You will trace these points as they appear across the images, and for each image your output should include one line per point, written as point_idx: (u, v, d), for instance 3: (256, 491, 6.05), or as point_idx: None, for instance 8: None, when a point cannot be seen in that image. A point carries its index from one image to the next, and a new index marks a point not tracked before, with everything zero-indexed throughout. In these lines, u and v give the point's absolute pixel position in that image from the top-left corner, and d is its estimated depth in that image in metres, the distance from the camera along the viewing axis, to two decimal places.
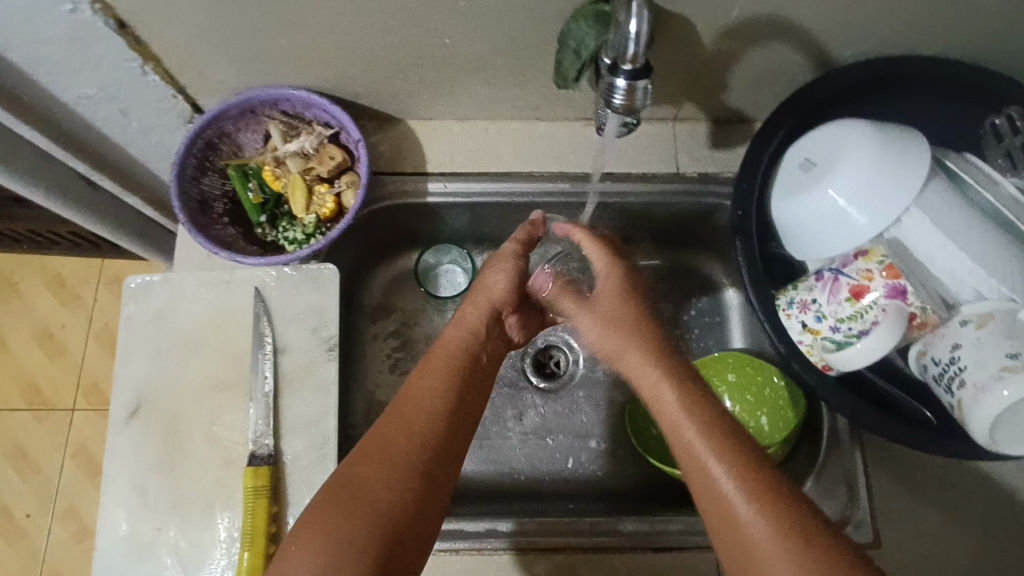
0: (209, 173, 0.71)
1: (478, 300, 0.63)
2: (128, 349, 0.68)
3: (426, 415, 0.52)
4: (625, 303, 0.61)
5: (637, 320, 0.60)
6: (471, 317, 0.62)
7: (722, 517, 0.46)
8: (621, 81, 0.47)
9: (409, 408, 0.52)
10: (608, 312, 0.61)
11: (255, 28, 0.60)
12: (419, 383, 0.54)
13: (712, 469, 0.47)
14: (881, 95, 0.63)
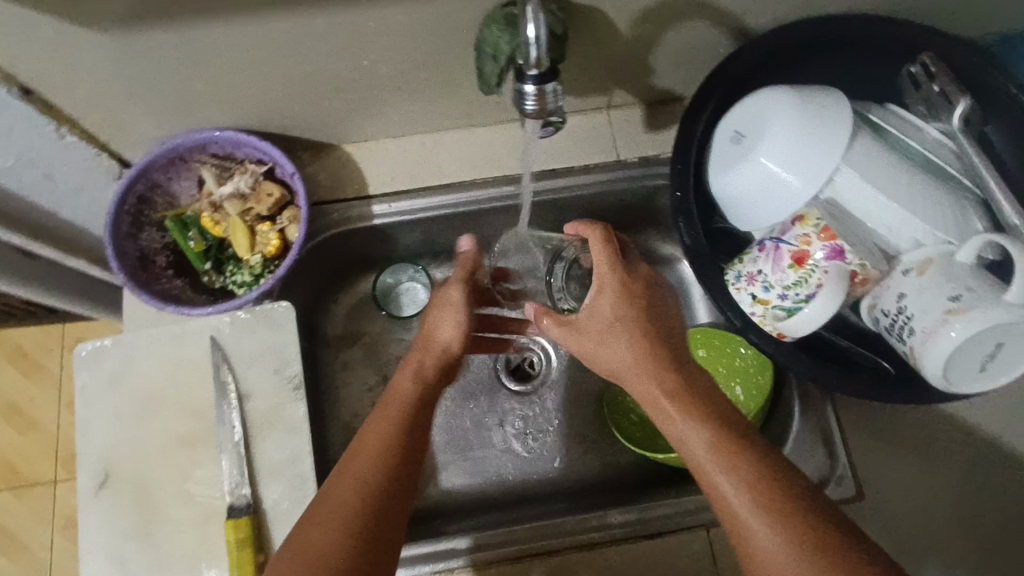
0: (147, 227, 0.69)
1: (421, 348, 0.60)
2: (88, 419, 0.66)
3: (379, 462, 0.52)
4: (625, 317, 0.57)
5: (638, 334, 0.57)
6: (426, 367, 0.59)
7: (725, 516, 0.48)
8: (530, 87, 0.46)
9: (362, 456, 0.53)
10: (603, 327, 0.58)
11: (166, 76, 0.59)
12: (364, 438, 0.54)
13: (715, 478, 0.49)
14: (801, 59, 0.64)
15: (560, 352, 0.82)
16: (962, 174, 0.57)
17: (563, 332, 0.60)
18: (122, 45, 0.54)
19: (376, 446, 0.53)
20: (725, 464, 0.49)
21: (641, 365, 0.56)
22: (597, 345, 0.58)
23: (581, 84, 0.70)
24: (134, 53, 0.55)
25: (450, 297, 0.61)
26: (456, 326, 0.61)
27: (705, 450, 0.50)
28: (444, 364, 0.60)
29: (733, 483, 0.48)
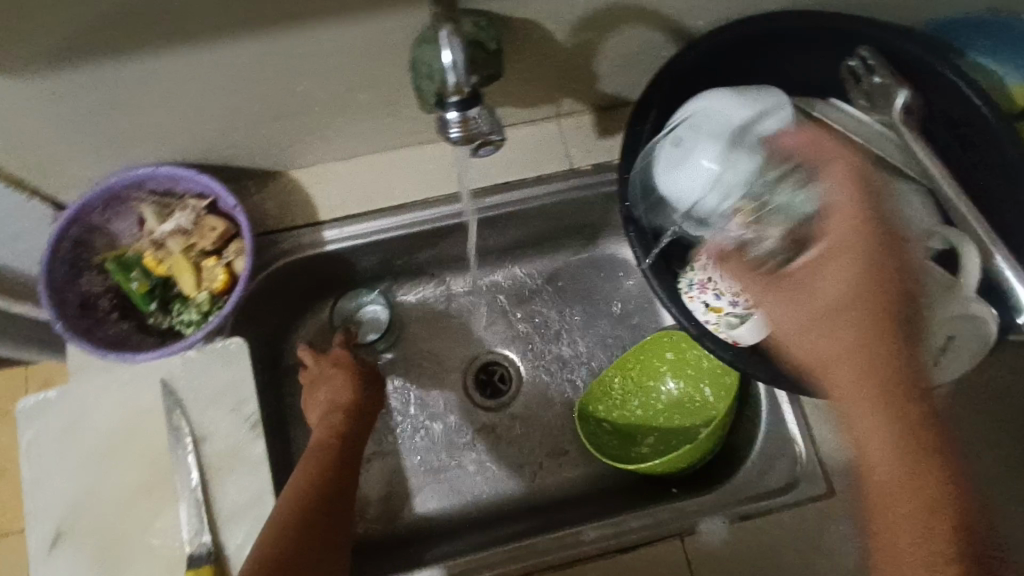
0: (86, 272, 0.67)
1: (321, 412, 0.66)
2: (37, 475, 0.63)
3: (318, 472, 0.58)
4: (873, 297, 0.43)
5: (870, 319, 0.43)
6: (331, 420, 0.64)
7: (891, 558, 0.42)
8: (453, 114, 0.46)
9: (307, 465, 0.59)
10: (826, 309, 0.44)
11: (91, 116, 0.57)
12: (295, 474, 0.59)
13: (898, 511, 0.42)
14: (742, 58, 0.63)
15: (529, 365, 0.81)
16: (906, 162, 0.57)
17: (778, 302, 0.47)
18: (38, 87, 0.52)
19: (317, 462, 0.60)
20: (914, 510, 0.41)
21: (852, 366, 0.43)
22: (802, 330, 0.46)
23: (527, 95, 0.69)
24: (53, 94, 0.53)
25: (334, 357, 0.70)
26: (335, 383, 0.67)
27: (902, 475, 0.42)
28: (344, 411, 0.65)
29: (920, 536, 0.41)
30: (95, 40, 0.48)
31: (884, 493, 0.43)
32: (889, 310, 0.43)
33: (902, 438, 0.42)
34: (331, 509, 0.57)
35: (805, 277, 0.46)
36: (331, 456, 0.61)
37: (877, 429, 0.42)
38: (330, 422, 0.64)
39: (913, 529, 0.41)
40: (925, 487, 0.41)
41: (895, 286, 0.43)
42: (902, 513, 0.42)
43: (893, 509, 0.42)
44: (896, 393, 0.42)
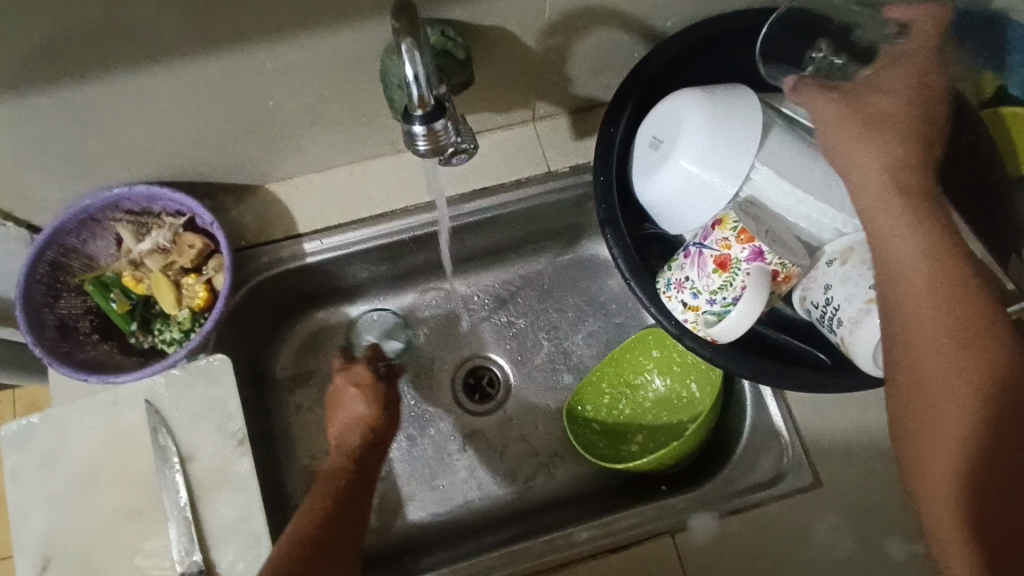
0: (64, 294, 0.66)
1: (344, 435, 0.62)
2: (21, 503, 0.63)
3: (317, 518, 0.55)
4: (895, 135, 0.45)
5: (913, 131, 0.45)
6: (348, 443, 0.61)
7: (918, 401, 0.42)
8: (418, 127, 0.45)
9: (299, 516, 0.55)
10: (901, 114, 0.46)
11: (61, 138, 0.56)
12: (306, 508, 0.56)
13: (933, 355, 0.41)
14: (711, 55, 0.64)
15: (516, 367, 0.81)
16: None
17: (829, 106, 0.47)
18: (5, 111, 0.51)
19: (314, 507, 0.56)
20: (963, 373, 0.40)
21: (896, 182, 0.44)
22: (872, 134, 0.45)
23: (501, 100, 0.69)
24: (18, 118, 0.53)
25: (363, 376, 0.65)
26: (360, 402, 0.63)
27: (942, 315, 0.41)
28: (364, 438, 0.62)
29: (957, 394, 0.40)
30: (59, 62, 0.48)
31: (907, 370, 0.42)
32: (930, 129, 0.46)
33: (964, 324, 0.41)
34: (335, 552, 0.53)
35: (866, 94, 0.47)
36: (331, 497, 0.57)
37: (905, 260, 0.43)
38: (347, 449, 0.61)
39: (956, 388, 0.40)
40: (971, 348, 0.40)
41: (929, 118, 0.46)
42: (932, 378, 0.41)
43: (925, 377, 0.41)
44: (932, 224, 0.43)
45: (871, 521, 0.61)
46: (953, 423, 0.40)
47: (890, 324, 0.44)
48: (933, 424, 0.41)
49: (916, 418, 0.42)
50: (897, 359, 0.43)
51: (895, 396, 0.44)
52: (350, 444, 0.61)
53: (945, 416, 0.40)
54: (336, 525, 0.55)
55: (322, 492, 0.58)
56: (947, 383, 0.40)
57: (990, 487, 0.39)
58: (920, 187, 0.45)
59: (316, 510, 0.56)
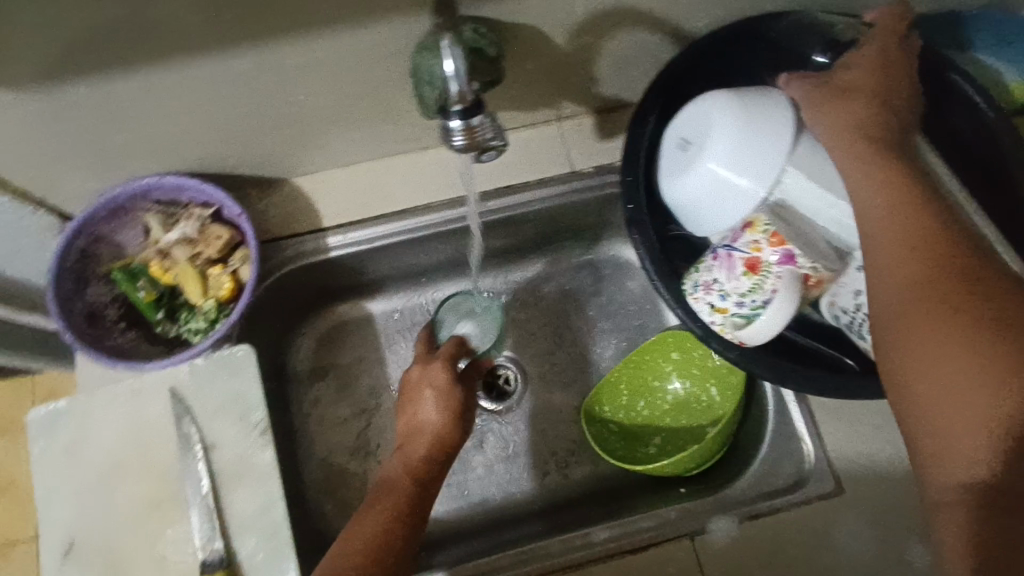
0: (93, 282, 0.67)
1: (412, 440, 0.59)
2: (48, 489, 0.64)
3: (375, 544, 0.50)
4: (859, 105, 0.51)
5: (877, 99, 0.51)
6: (415, 454, 0.58)
7: (907, 369, 0.42)
8: (456, 123, 0.46)
9: (351, 542, 0.50)
10: (866, 90, 0.52)
11: (95, 129, 0.57)
12: (367, 517, 0.53)
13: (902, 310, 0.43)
14: (740, 57, 0.63)
15: (534, 366, 0.81)
16: None
17: (803, 90, 0.54)
18: (42, 101, 0.52)
19: (370, 532, 0.51)
20: (952, 327, 0.40)
21: (861, 149, 0.50)
22: (831, 106, 0.52)
23: (527, 99, 0.69)
24: (54, 108, 0.53)
25: (439, 378, 0.61)
26: (435, 408, 0.60)
27: (907, 266, 0.44)
28: (432, 447, 0.58)
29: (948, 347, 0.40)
30: (96, 54, 0.48)
31: (898, 322, 0.43)
32: (894, 103, 0.52)
33: (947, 283, 0.42)
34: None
35: (838, 79, 0.53)
36: (388, 521, 0.52)
37: (877, 218, 0.47)
38: (414, 460, 0.57)
39: (947, 340, 0.40)
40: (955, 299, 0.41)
41: (890, 95, 0.52)
42: (919, 335, 0.42)
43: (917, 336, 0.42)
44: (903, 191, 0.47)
45: (896, 530, 0.60)
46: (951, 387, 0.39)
47: (877, 300, 0.45)
48: (929, 385, 0.40)
49: (917, 384, 0.41)
50: (884, 310, 0.45)
51: (894, 359, 0.43)
52: (419, 451, 0.58)
53: (945, 371, 0.40)
54: (394, 551, 0.50)
55: (377, 515, 0.53)
56: (937, 336, 0.41)
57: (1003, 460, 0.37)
58: (888, 144, 0.50)
59: (372, 536, 0.51)
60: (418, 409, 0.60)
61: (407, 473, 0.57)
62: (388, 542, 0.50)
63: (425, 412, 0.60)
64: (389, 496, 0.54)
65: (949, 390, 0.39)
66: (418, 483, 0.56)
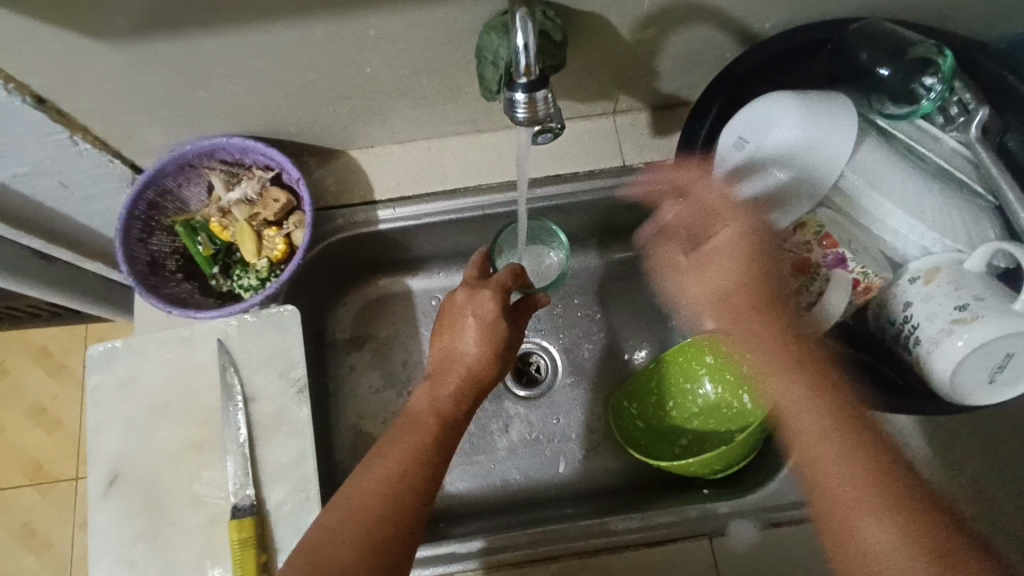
0: (157, 232, 0.71)
1: (446, 368, 0.60)
2: (99, 423, 0.67)
3: (398, 489, 0.51)
4: (749, 240, 0.57)
5: (757, 228, 0.57)
6: (445, 388, 0.59)
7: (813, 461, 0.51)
8: (521, 94, 0.47)
9: (373, 482, 0.51)
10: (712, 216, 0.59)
11: (174, 85, 0.60)
12: (395, 447, 0.54)
13: (805, 398, 0.53)
14: (807, 62, 0.63)
15: (566, 355, 0.81)
16: (977, 180, 0.56)
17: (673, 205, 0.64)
18: (130, 55, 0.55)
19: (393, 475, 0.52)
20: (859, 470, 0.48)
21: (744, 263, 0.57)
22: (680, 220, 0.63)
23: (586, 89, 0.69)
24: (140, 62, 0.56)
25: (486, 309, 0.62)
26: (476, 339, 0.61)
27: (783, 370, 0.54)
28: (465, 380, 0.59)
29: (859, 482, 0.48)
30: (184, 13, 0.51)
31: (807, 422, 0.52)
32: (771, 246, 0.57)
33: (843, 427, 0.51)
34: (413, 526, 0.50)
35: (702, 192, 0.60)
36: (411, 465, 0.53)
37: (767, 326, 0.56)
38: (443, 396, 0.58)
39: (854, 476, 0.48)
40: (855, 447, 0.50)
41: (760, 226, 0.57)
42: (831, 469, 0.49)
43: (841, 487, 0.48)
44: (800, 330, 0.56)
45: None
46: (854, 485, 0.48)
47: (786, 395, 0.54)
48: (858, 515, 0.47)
49: (834, 504, 0.48)
50: (785, 411, 0.54)
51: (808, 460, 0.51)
52: (453, 382, 0.59)
53: (859, 501, 0.47)
54: (415, 496, 0.51)
55: (400, 457, 0.53)
56: (851, 472, 0.49)
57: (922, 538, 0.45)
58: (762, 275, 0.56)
59: (394, 479, 0.52)
60: (457, 337, 0.61)
61: (433, 412, 0.57)
62: (410, 487, 0.52)
63: (464, 341, 0.61)
64: (413, 435, 0.55)
65: (870, 522, 0.46)
66: (444, 422, 0.57)
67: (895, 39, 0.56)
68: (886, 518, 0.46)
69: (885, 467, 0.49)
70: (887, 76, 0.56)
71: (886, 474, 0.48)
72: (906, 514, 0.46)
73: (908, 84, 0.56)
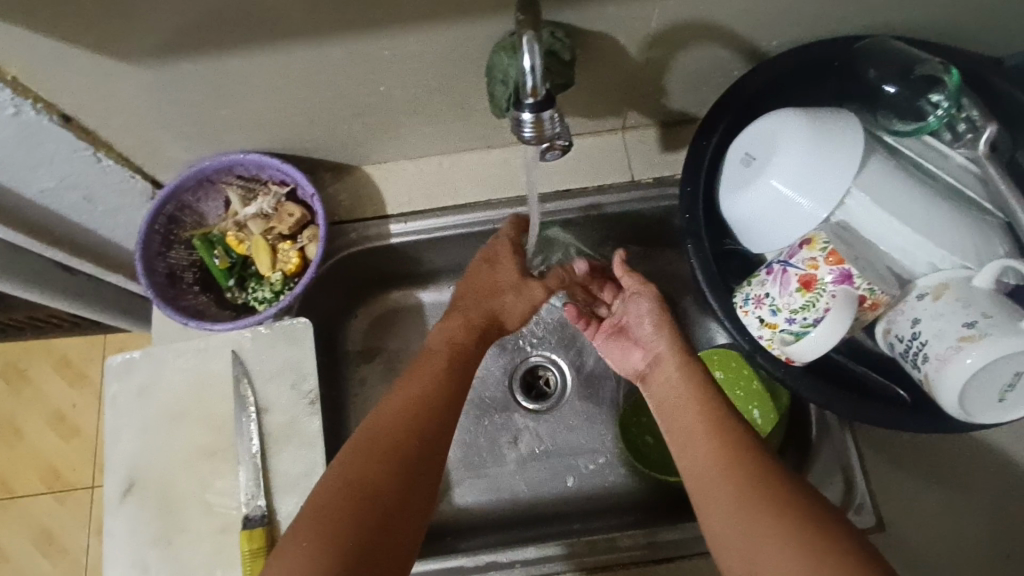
0: (176, 246, 0.73)
1: (471, 299, 0.69)
2: (117, 430, 0.69)
3: (419, 417, 0.57)
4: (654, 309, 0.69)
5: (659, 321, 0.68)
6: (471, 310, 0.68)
7: (708, 492, 0.52)
8: (527, 115, 0.48)
9: (394, 409, 0.57)
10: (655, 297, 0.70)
11: (194, 104, 0.62)
12: (428, 367, 0.62)
13: (690, 434, 0.57)
14: (814, 80, 0.63)
15: (575, 369, 0.82)
16: (985, 197, 0.56)
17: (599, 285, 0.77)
18: (154, 76, 0.57)
19: (417, 400, 0.58)
20: (756, 508, 0.48)
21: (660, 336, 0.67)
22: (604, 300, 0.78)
23: (595, 106, 0.70)
24: (163, 83, 0.58)
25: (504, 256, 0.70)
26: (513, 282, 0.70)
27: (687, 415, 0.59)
28: (482, 315, 0.68)
29: (756, 514, 0.47)
30: (207, 36, 0.53)
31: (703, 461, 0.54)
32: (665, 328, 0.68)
33: (742, 456, 0.52)
34: (431, 452, 0.56)
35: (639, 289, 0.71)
36: (433, 392, 0.59)
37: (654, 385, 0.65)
38: (459, 325, 0.67)
39: (748, 508, 0.48)
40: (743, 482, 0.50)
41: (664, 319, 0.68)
42: (733, 506, 0.49)
43: (738, 510, 0.49)
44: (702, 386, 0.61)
45: None
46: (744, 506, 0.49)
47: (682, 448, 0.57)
48: (757, 548, 0.46)
49: (734, 545, 0.48)
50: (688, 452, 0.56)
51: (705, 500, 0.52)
52: (475, 313, 0.68)
53: (755, 535, 0.46)
54: (436, 420, 0.57)
55: (426, 383, 0.60)
56: (743, 508, 0.48)
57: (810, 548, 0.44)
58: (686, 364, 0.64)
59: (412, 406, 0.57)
60: (484, 279, 0.70)
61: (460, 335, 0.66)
62: (430, 412, 0.57)
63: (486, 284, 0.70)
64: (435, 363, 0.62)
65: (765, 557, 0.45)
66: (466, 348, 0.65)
67: (900, 57, 0.57)
68: (778, 551, 0.45)
69: (785, 496, 0.48)
70: (893, 94, 0.58)
71: (786, 499, 0.47)
72: (796, 543, 0.44)
73: (914, 101, 0.57)
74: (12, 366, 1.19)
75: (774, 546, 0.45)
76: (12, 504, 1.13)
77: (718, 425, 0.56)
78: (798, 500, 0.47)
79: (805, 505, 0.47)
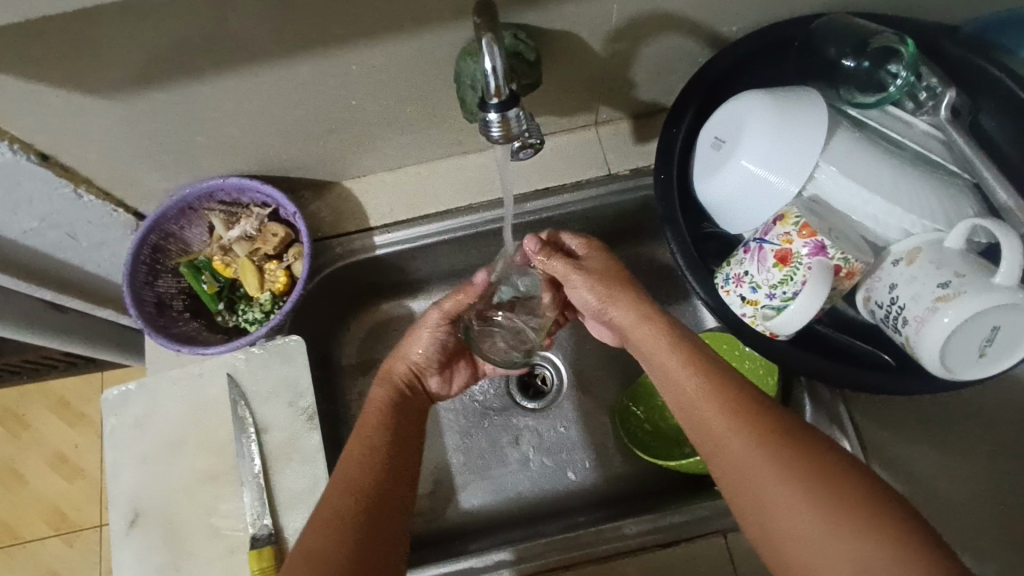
0: (163, 274, 0.74)
1: (401, 360, 0.65)
2: (117, 461, 0.69)
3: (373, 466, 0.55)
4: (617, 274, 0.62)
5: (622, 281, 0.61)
6: (394, 375, 0.64)
7: (734, 467, 0.49)
8: (493, 115, 0.49)
9: (332, 496, 0.53)
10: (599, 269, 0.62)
11: (168, 132, 0.63)
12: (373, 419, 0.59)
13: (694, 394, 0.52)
14: (777, 60, 0.64)
15: (569, 365, 0.83)
16: (952, 160, 0.57)
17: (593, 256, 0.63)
18: (125, 107, 0.58)
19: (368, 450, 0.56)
20: (796, 480, 0.46)
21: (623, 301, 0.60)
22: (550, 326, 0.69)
23: (566, 103, 0.71)
24: (137, 114, 0.59)
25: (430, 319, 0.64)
26: (427, 349, 0.65)
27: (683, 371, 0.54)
28: (407, 377, 0.65)
29: (791, 478, 0.46)
30: (174, 64, 0.54)
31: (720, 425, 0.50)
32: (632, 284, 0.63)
33: (759, 420, 0.49)
34: (388, 498, 0.54)
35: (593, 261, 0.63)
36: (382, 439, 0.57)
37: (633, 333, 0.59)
38: (392, 382, 0.64)
39: (773, 470, 0.47)
40: (763, 440, 0.48)
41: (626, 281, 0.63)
42: (757, 473, 0.47)
43: (770, 486, 0.47)
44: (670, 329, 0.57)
45: None
46: (777, 479, 0.46)
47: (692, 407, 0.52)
48: (797, 527, 0.45)
49: (751, 502, 0.47)
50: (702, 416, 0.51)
51: (731, 472, 0.49)
52: (412, 366, 0.65)
53: (790, 497, 0.46)
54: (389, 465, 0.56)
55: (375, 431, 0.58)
56: (768, 470, 0.47)
57: (857, 519, 0.43)
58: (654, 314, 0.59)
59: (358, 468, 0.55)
60: (416, 347, 0.65)
61: (388, 402, 0.62)
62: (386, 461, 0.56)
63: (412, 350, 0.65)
64: (371, 433, 0.58)
65: (805, 523, 0.44)
66: (399, 409, 0.62)
67: (857, 31, 0.58)
68: (808, 511, 0.45)
69: (819, 469, 0.46)
70: (852, 67, 0.59)
71: (820, 471, 0.46)
72: (819, 494, 0.45)
73: (875, 74, 0.58)
74: (10, 412, 1.19)
75: (816, 525, 0.44)
76: (20, 550, 1.12)
77: (715, 384, 0.52)
78: (822, 458, 0.47)
79: (841, 476, 0.46)
